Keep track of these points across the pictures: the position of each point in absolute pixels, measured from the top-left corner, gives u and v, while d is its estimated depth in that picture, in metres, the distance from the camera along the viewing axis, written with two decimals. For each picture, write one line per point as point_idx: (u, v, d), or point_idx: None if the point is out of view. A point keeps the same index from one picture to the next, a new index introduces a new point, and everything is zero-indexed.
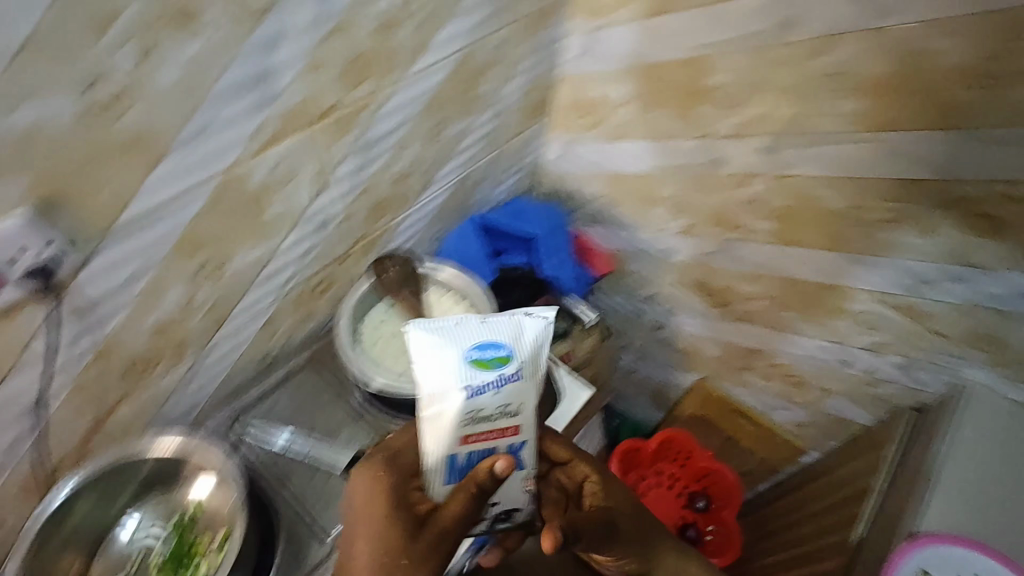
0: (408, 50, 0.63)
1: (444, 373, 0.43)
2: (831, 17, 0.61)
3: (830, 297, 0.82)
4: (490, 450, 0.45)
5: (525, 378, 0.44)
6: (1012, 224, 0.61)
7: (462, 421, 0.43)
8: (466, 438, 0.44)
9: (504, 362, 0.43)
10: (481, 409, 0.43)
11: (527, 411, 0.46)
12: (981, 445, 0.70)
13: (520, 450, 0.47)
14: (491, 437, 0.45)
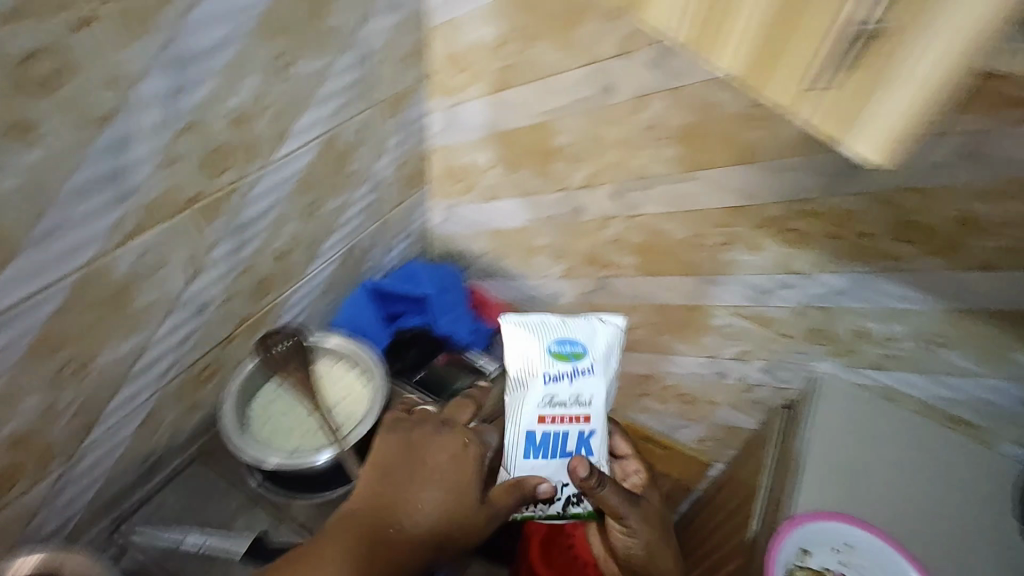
0: (268, 139, 0.67)
1: (529, 356, 0.59)
2: (639, 82, 0.72)
3: (696, 316, 0.91)
4: (563, 433, 0.58)
5: (596, 374, 0.59)
6: (812, 235, 0.72)
7: (540, 399, 0.57)
8: (543, 418, 0.57)
9: (579, 356, 0.59)
10: (556, 395, 0.58)
11: (596, 404, 0.58)
12: (835, 427, 0.78)
13: (590, 439, 0.59)
14: (564, 420, 0.58)
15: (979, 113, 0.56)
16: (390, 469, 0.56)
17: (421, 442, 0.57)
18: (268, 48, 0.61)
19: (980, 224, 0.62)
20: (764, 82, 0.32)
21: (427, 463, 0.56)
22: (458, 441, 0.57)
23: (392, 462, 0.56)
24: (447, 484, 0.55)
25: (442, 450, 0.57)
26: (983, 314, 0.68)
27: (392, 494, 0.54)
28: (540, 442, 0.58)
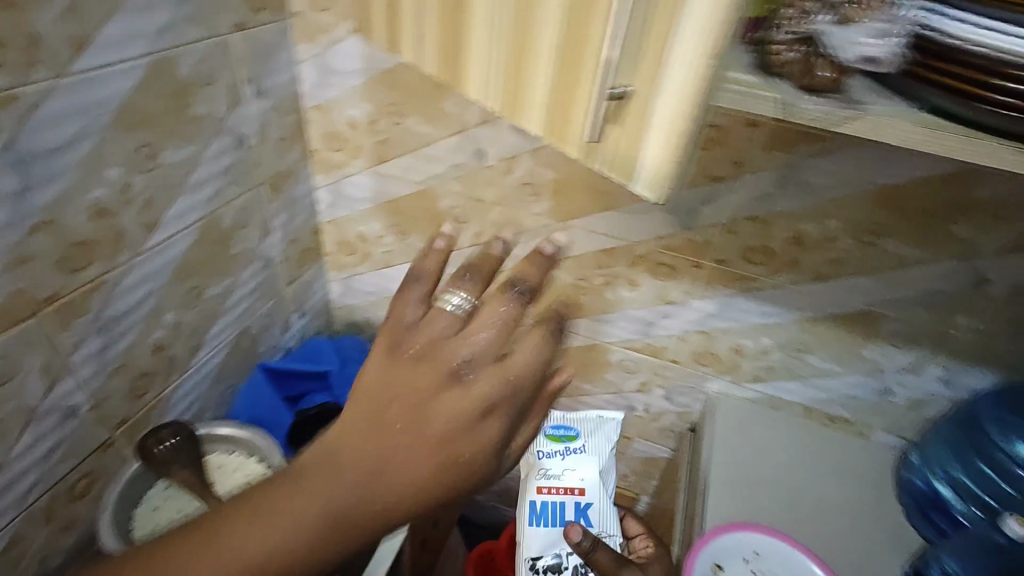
0: (136, 230, 0.65)
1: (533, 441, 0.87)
2: (505, 146, 0.78)
3: (595, 355, 0.95)
4: (561, 504, 0.83)
5: (585, 452, 0.86)
6: (679, 267, 0.80)
7: (539, 475, 0.85)
8: (540, 488, 0.84)
9: (570, 438, 0.87)
10: (552, 468, 0.85)
11: (589, 479, 0.85)
12: (733, 441, 0.83)
13: (586, 511, 0.83)
14: (559, 491, 0.84)
15: (784, 149, 0.66)
16: (393, 413, 0.37)
17: (435, 393, 0.38)
18: (128, 142, 0.61)
19: (807, 242, 0.71)
20: (569, 145, 0.37)
21: (441, 413, 0.37)
22: (493, 385, 0.38)
23: (401, 405, 0.38)
24: (464, 454, 0.37)
25: (465, 406, 0.37)
26: (830, 319, 0.77)
27: (393, 433, 0.37)
28: (541, 511, 0.83)
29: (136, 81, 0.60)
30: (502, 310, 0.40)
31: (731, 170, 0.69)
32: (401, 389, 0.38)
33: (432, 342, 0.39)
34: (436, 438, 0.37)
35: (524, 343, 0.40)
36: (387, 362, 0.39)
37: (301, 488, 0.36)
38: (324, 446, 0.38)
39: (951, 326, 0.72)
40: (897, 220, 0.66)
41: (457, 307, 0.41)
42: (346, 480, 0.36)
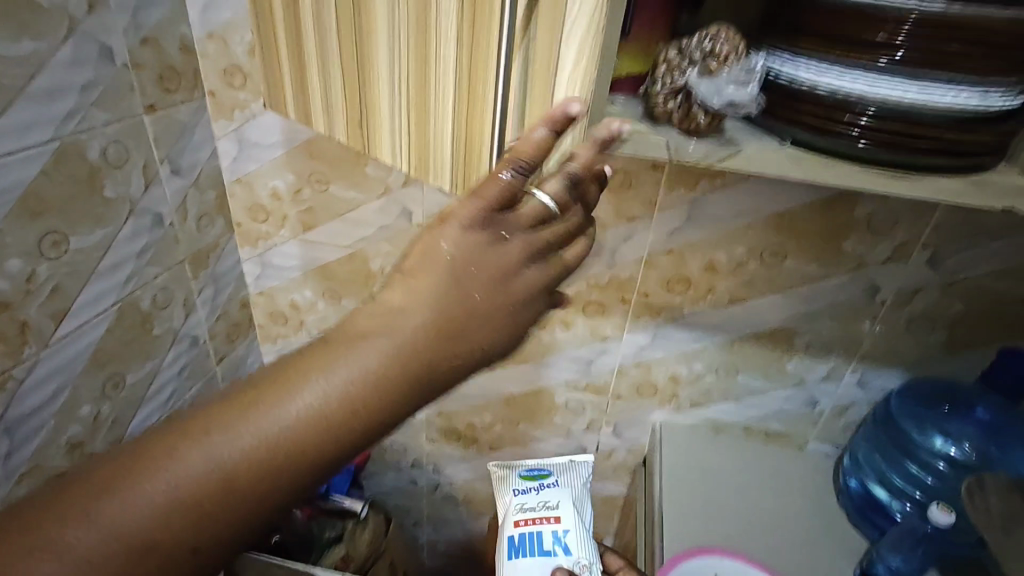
0: (42, 321, 0.62)
1: (504, 482, 0.87)
2: (430, 204, 0.80)
3: (541, 399, 0.96)
4: (537, 532, 0.76)
5: (558, 487, 0.82)
6: (609, 304, 0.83)
7: (514, 509, 0.80)
8: (517, 522, 0.78)
9: (543, 476, 0.85)
10: (526, 502, 0.81)
11: (561, 508, 0.79)
12: (681, 468, 0.85)
13: (563, 536, 0.75)
14: (535, 521, 0.77)
15: (687, 187, 0.71)
16: (480, 282, 0.36)
17: (515, 267, 0.37)
18: (31, 231, 0.59)
19: (720, 268, 0.77)
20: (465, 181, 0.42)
21: (523, 284, 0.37)
22: (560, 262, 0.39)
23: (483, 276, 0.36)
24: (523, 325, 0.38)
25: (540, 280, 0.38)
26: (752, 338, 0.82)
27: (473, 288, 0.36)
28: (518, 543, 0.75)
29: (39, 169, 0.59)
30: (573, 214, 0.40)
31: (642, 209, 0.74)
32: (483, 261, 0.36)
33: (512, 222, 0.37)
34: (510, 300, 0.37)
35: (580, 220, 0.40)
36: (477, 237, 0.36)
37: (368, 337, 0.34)
38: (402, 297, 0.35)
39: (859, 333, 0.78)
40: (794, 242, 0.73)
41: (545, 205, 0.38)
42: (426, 326, 0.34)
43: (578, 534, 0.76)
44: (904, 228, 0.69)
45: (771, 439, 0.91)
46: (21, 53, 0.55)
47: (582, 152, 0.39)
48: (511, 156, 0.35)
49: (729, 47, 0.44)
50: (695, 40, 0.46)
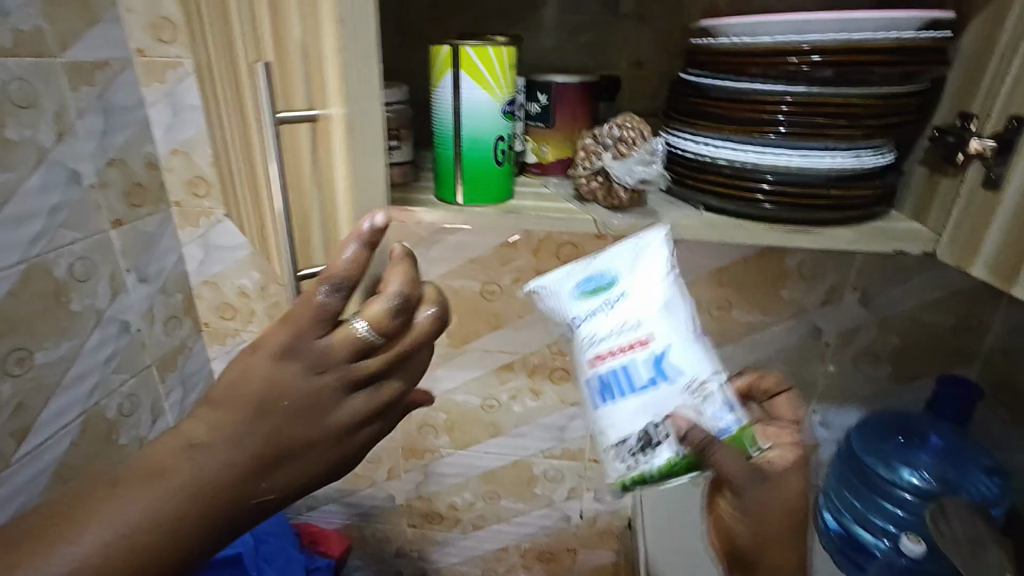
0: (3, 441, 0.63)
1: (559, 315, 0.44)
2: None
3: (520, 471, 0.96)
4: (627, 371, 0.39)
5: (633, 286, 0.42)
6: (573, 369, 0.86)
7: (585, 346, 0.41)
8: (597, 358, 0.40)
9: (605, 285, 0.42)
10: (596, 332, 0.41)
11: (652, 320, 0.40)
12: (665, 525, 0.85)
13: (668, 361, 0.39)
14: (620, 352, 0.40)
15: None
16: (291, 418, 0.33)
17: (338, 395, 0.35)
18: None
19: None
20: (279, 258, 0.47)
21: (342, 416, 0.35)
22: (389, 388, 0.38)
23: (294, 412, 0.33)
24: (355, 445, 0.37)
25: (364, 408, 0.36)
26: None
27: (283, 423, 0.33)
28: (609, 387, 0.40)
29: (4, 291, 0.62)
30: (420, 323, 0.38)
31: None
32: (297, 393, 0.33)
33: (326, 356, 0.34)
34: (325, 430, 0.35)
35: (423, 333, 0.38)
36: (287, 366, 0.33)
37: (162, 473, 0.31)
38: (217, 426, 0.33)
39: (812, 374, 0.81)
40: (735, 294, 0.78)
41: (365, 336, 0.34)
42: (236, 465, 0.32)
43: (687, 347, 0.39)
44: (832, 272, 0.75)
45: None
46: None
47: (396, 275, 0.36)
48: (330, 275, 0.34)
49: (635, 133, 0.50)
50: (606, 128, 0.51)
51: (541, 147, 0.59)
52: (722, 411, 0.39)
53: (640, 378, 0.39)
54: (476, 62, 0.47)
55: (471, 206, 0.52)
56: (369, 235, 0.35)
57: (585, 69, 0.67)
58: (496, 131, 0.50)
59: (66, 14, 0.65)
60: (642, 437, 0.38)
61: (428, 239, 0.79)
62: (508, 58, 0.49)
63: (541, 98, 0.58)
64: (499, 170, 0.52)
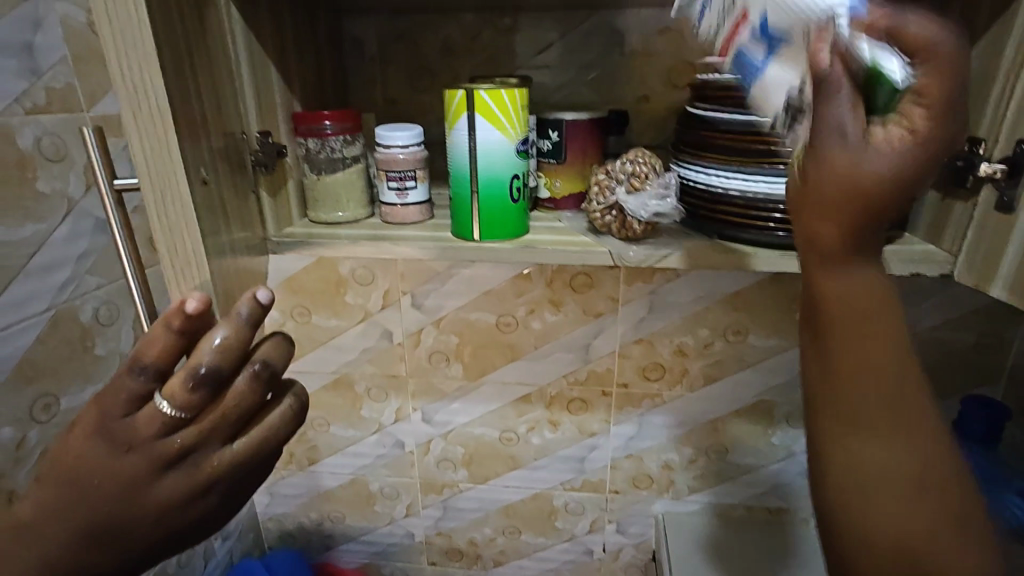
0: (28, 487, 0.65)
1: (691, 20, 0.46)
2: (408, 323, 0.84)
3: (540, 504, 0.94)
4: (743, 49, 0.40)
5: None
6: (591, 399, 0.85)
7: (712, 39, 0.43)
8: (723, 49, 0.42)
9: None
10: (712, 22, 0.42)
11: None
12: (691, 556, 0.83)
13: (773, 21, 0.37)
14: (733, 37, 0.40)
15: (644, 280, 0.77)
16: (106, 499, 0.36)
17: (147, 480, 0.36)
18: (21, 399, 0.63)
19: (690, 351, 0.80)
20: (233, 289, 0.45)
21: (159, 495, 0.37)
22: (217, 458, 0.38)
23: (107, 493, 0.36)
24: (182, 517, 0.38)
25: (182, 487, 0.37)
26: (734, 415, 0.84)
27: (98, 499, 0.36)
28: (740, 67, 0.41)
29: (35, 337, 0.64)
30: (239, 386, 0.36)
31: (608, 304, 0.79)
32: (104, 476, 0.36)
33: (129, 440, 0.35)
34: (141, 510, 0.37)
35: (243, 403, 0.37)
36: (95, 448, 0.35)
37: (24, 530, 0.37)
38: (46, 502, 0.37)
39: None
40: (751, 319, 0.77)
41: (168, 411, 0.35)
42: (73, 531, 0.37)
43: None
44: None
45: (775, 516, 0.89)
46: (24, 237, 0.62)
47: (209, 356, 0.34)
48: (139, 357, 0.34)
49: (647, 166, 0.51)
50: (618, 162, 0.52)
51: (553, 181, 0.61)
52: (857, 46, 0.33)
53: (761, 54, 0.39)
54: (489, 105, 0.49)
55: (487, 243, 0.53)
56: (169, 317, 0.33)
57: (592, 104, 0.69)
58: (510, 170, 0.51)
59: (93, 71, 0.69)
60: (787, 109, 0.39)
61: (443, 273, 0.80)
62: (521, 100, 0.50)
63: (552, 135, 0.59)
64: (515, 207, 0.53)
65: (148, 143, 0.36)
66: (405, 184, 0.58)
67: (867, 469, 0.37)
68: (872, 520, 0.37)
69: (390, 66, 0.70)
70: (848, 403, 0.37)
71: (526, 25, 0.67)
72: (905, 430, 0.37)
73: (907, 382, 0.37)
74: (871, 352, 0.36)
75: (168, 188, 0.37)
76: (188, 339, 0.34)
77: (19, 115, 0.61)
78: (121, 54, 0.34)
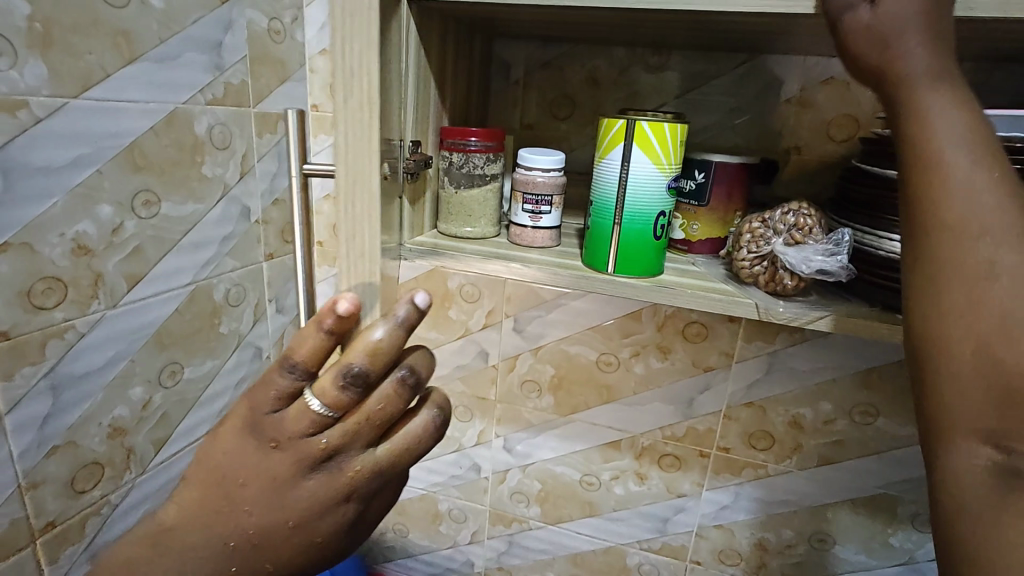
0: (144, 447, 0.70)
1: None
2: (507, 347, 0.83)
3: (613, 560, 0.89)
4: None
5: None
6: (685, 457, 0.80)
7: None
8: None
9: None
10: None
11: None
12: None
13: None
14: None
15: (765, 339, 0.72)
16: (263, 490, 0.37)
17: (290, 481, 0.36)
18: (155, 362, 0.68)
19: (806, 425, 0.74)
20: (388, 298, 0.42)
21: (304, 494, 0.37)
22: (356, 464, 0.36)
23: (254, 493, 0.37)
24: (322, 518, 0.38)
25: (326, 488, 0.36)
26: (847, 505, 0.75)
27: (247, 497, 0.37)
28: None
29: (174, 308, 0.69)
30: (386, 390, 0.34)
31: (720, 359, 0.74)
32: (249, 477, 0.37)
33: (278, 437, 0.35)
34: (284, 512, 0.37)
35: (388, 407, 0.35)
36: (242, 444, 0.36)
37: (188, 525, 0.38)
38: (193, 508, 0.38)
39: None
40: (884, 400, 0.70)
41: (318, 410, 0.34)
42: (235, 524, 0.37)
43: None
44: None
45: None
46: (184, 213, 0.68)
47: (358, 355, 0.32)
48: (291, 355, 0.34)
49: (812, 220, 0.48)
50: (778, 213, 0.50)
51: (691, 224, 0.58)
52: None
53: None
54: (650, 137, 0.48)
55: (621, 276, 0.51)
56: (322, 317, 0.32)
57: (735, 150, 0.66)
58: (659, 205, 0.50)
59: (264, 70, 0.76)
60: None
61: (550, 301, 0.79)
62: (681, 137, 0.49)
63: (697, 176, 0.57)
64: (655, 244, 0.51)
65: (353, 126, 0.34)
66: (539, 209, 0.58)
67: (947, 259, 0.33)
68: (951, 320, 0.32)
69: (533, 92, 0.71)
70: (929, 194, 0.34)
71: (675, 65, 0.65)
72: (1002, 221, 0.32)
73: (998, 179, 0.33)
74: (950, 138, 0.34)
75: (361, 177, 0.35)
76: (336, 340, 0.33)
77: (200, 105, 0.68)
78: (348, 34, 0.33)
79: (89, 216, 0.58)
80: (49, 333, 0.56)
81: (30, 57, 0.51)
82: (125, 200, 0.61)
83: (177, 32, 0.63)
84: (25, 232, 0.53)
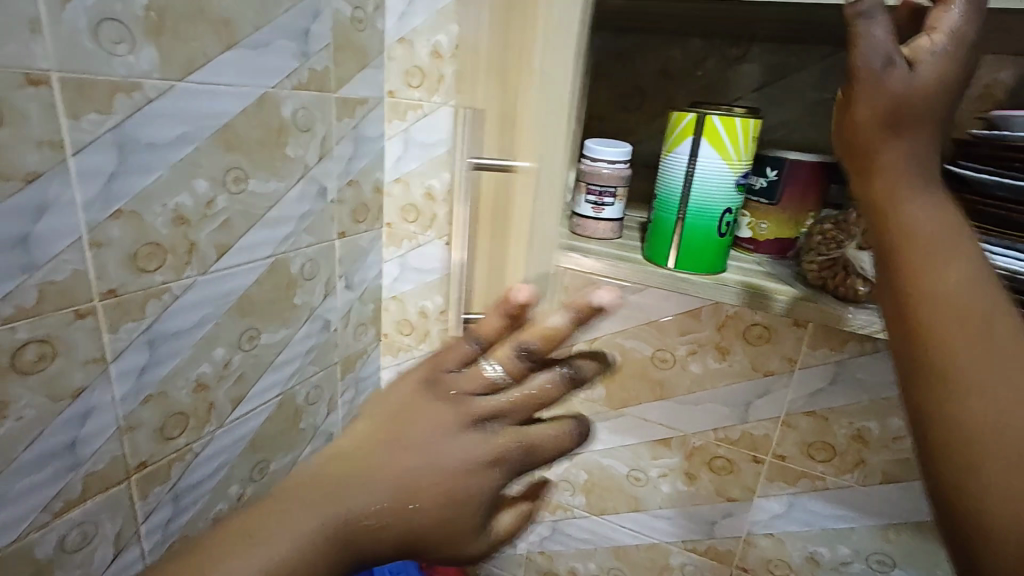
0: (224, 402, 0.76)
1: None
2: None
3: (656, 557, 0.88)
4: None
5: None
6: (738, 461, 0.78)
7: None
8: None
9: None
10: None
11: None
12: None
13: None
14: None
15: (832, 347, 0.69)
16: (433, 431, 0.32)
17: (451, 431, 0.32)
18: (237, 326, 0.74)
19: (872, 440, 0.70)
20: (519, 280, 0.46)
21: (468, 449, 0.32)
22: (520, 432, 0.33)
23: (420, 438, 0.32)
24: (472, 491, 0.32)
25: (492, 445, 0.32)
26: (912, 527, 0.71)
27: (410, 445, 0.32)
28: None
29: (255, 278, 0.75)
30: (553, 378, 0.34)
31: (781, 364, 0.72)
32: (420, 418, 0.32)
33: (450, 388, 0.33)
34: (444, 468, 0.31)
35: (551, 394, 0.34)
36: (420, 390, 0.34)
37: (326, 483, 0.31)
38: (319, 470, 0.32)
39: None
40: None
41: (492, 375, 0.33)
42: (387, 481, 0.31)
43: None
44: None
45: None
46: (268, 190, 0.73)
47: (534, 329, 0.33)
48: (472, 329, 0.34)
49: None
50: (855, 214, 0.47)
51: (759, 223, 0.57)
52: None
53: None
54: (720, 131, 0.47)
55: (681, 272, 0.51)
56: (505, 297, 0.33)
57: (813, 147, 0.63)
58: (726, 201, 0.49)
59: (346, 57, 0.80)
60: None
61: None
62: (754, 132, 0.48)
63: (769, 173, 0.55)
64: (719, 241, 0.50)
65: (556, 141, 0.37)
66: (602, 200, 0.58)
67: (951, 336, 0.31)
68: None
69: (603, 83, 0.71)
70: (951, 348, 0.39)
71: (754, 58, 0.63)
72: None
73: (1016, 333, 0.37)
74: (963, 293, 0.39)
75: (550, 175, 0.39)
76: (511, 321, 0.34)
77: (288, 89, 0.72)
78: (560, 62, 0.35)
79: (187, 189, 0.64)
80: (150, 294, 0.63)
81: (144, 42, 0.57)
82: (219, 176, 0.67)
83: (271, 21, 0.68)
84: (133, 201, 0.59)
